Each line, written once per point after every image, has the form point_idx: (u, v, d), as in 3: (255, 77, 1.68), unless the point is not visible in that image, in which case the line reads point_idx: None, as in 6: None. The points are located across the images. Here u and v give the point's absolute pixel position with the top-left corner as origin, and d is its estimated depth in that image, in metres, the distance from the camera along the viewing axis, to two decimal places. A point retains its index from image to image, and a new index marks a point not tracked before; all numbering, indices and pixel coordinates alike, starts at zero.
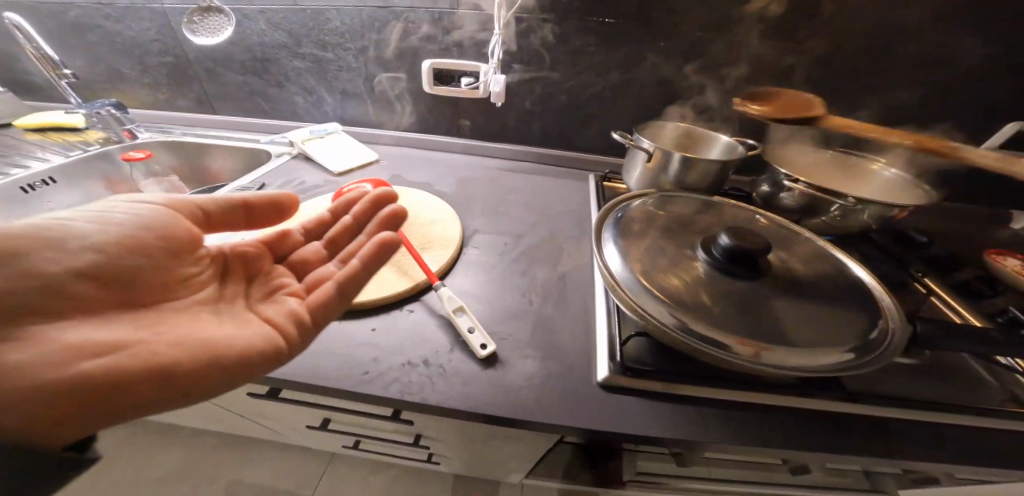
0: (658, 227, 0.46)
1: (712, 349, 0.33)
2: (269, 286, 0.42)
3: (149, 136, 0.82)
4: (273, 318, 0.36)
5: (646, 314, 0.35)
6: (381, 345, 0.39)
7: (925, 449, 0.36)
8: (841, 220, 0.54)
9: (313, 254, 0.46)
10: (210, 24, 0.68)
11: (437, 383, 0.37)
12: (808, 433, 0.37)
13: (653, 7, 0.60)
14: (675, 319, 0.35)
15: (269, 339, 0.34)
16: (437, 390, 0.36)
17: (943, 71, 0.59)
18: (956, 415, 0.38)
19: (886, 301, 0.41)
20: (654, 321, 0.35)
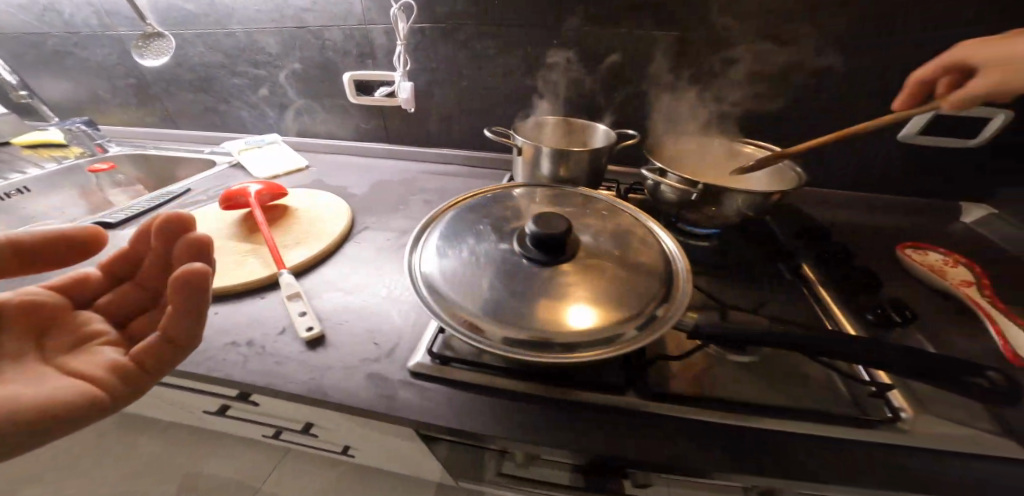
0: (490, 219, 0.46)
1: (505, 350, 0.33)
2: (74, 337, 0.36)
3: (119, 150, 0.91)
4: (86, 372, 0.31)
5: (447, 320, 0.35)
6: (214, 326, 0.42)
7: (729, 452, 0.34)
8: (718, 211, 0.53)
9: (126, 298, 0.41)
10: (156, 47, 0.77)
11: (251, 364, 0.39)
12: (603, 429, 0.36)
13: (537, 12, 0.63)
14: (473, 322, 0.35)
15: (75, 389, 0.29)
16: (246, 368, 0.38)
17: (835, 59, 0.57)
18: (776, 419, 0.35)
19: (683, 276, 0.41)
20: (455, 325, 0.35)
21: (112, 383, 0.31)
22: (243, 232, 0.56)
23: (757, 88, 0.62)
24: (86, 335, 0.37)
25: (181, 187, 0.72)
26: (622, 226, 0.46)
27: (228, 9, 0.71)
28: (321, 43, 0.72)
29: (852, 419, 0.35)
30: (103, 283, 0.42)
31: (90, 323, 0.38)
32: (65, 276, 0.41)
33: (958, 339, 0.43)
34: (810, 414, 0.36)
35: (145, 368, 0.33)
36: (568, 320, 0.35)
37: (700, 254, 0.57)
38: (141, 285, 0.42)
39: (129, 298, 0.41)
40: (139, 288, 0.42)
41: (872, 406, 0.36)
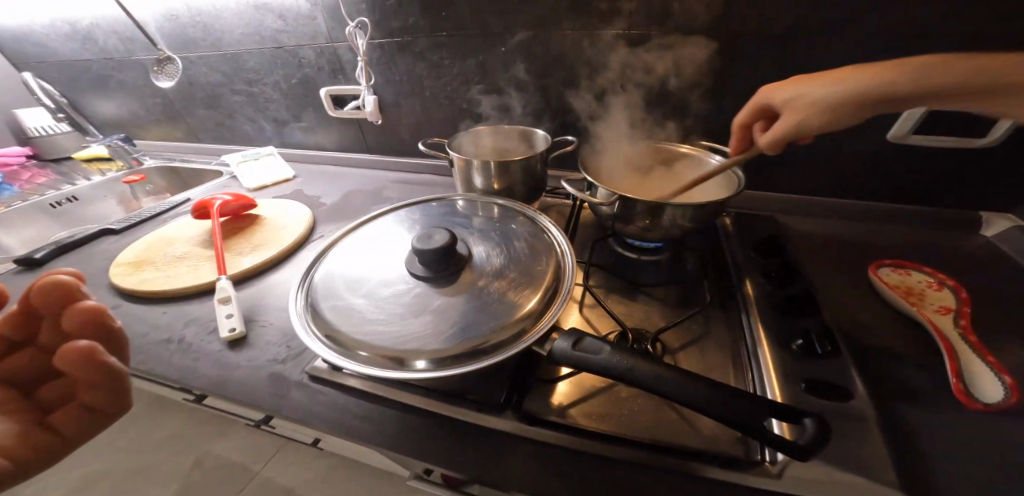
0: (398, 235, 0.48)
1: (358, 367, 0.34)
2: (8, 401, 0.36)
3: (152, 163, 1.05)
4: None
5: (314, 338, 0.37)
6: (159, 324, 0.50)
7: (583, 484, 0.33)
8: (654, 225, 0.50)
9: (23, 361, 0.38)
10: (167, 70, 0.90)
11: (176, 358, 0.46)
12: (466, 446, 0.37)
13: (481, 20, 0.63)
14: (339, 338, 0.36)
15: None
16: (170, 362, 0.45)
17: (797, 53, 0.51)
18: (645, 454, 0.34)
19: (565, 285, 0.40)
20: (321, 342, 0.36)
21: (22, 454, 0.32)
22: (212, 240, 0.63)
23: (715, 88, 0.58)
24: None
25: (183, 197, 0.82)
26: (523, 240, 0.46)
27: (220, 34, 0.79)
28: (298, 61, 0.78)
29: (726, 459, 0.33)
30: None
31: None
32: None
33: (905, 374, 0.38)
34: (682, 455, 0.34)
35: (58, 428, 0.35)
36: (428, 336, 0.35)
37: (642, 270, 0.54)
38: (42, 348, 0.39)
39: (31, 362, 0.38)
40: (43, 351, 0.39)
41: (755, 449, 0.34)
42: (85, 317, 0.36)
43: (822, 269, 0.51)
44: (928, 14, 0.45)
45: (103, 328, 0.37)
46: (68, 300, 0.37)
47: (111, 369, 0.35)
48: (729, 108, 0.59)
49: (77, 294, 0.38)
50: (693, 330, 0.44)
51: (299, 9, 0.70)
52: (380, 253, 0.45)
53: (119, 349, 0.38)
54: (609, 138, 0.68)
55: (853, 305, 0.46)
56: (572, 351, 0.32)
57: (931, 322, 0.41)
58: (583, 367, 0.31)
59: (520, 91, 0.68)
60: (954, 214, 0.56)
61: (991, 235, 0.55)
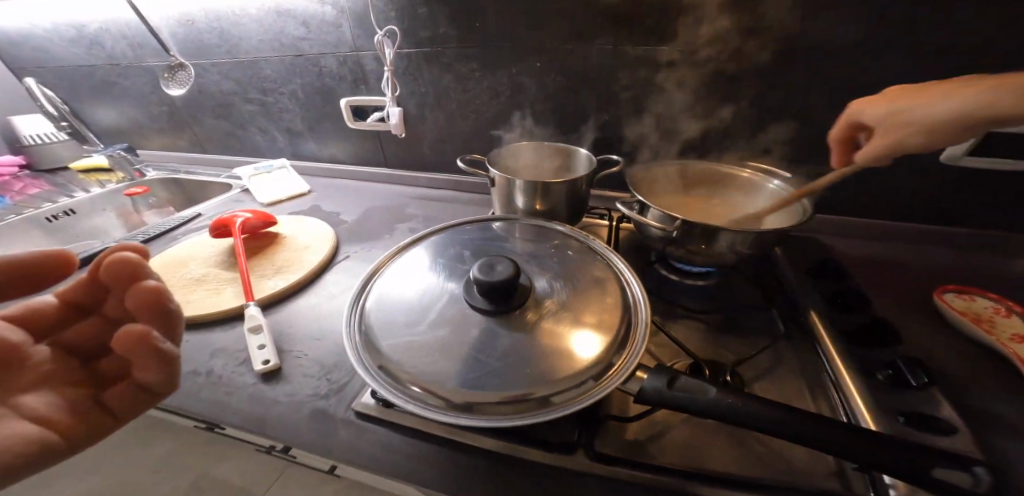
0: (447, 259, 0.46)
1: (434, 414, 0.31)
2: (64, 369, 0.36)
3: (155, 174, 1.00)
4: (46, 414, 0.31)
5: (378, 380, 0.34)
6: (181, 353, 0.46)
7: None
8: (709, 252, 0.48)
9: (86, 331, 0.39)
10: (179, 77, 0.87)
11: (205, 392, 0.42)
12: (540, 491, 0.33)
13: (518, 31, 0.61)
14: (406, 380, 0.34)
15: (35, 434, 0.29)
16: (198, 397, 0.41)
17: (850, 70, 0.50)
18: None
19: (636, 320, 0.38)
20: (386, 386, 0.34)
21: (71, 427, 0.31)
22: (232, 261, 0.59)
23: (761, 104, 0.56)
24: (44, 373, 0.35)
25: (192, 212, 0.77)
26: (582, 267, 0.44)
27: (238, 40, 0.76)
28: (318, 69, 0.74)
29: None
30: (61, 313, 0.40)
31: (45, 362, 0.36)
32: (21, 305, 0.39)
33: (1000, 409, 0.35)
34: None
35: (110, 408, 0.34)
36: (505, 378, 0.33)
37: (693, 295, 0.52)
38: (109, 319, 0.40)
39: (97, 334, 0.39)
40: (107, 322, 0.40)
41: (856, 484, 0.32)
42: (144, 297, 0.33)
43: (879, 295, 0.50)
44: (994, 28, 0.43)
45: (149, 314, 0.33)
46: (131, 279, 0.35)
47: (166, 353, 0.32)
48: (774, 124, 0.57)
49: (142, 271, 0.35)
50: (761, 360, 0.42)
51: (324, 16, 0.67)
52: (431, 279, 0.43)
53: (177, 337, 0.35)
54: (645, 155, 0.66)
55: (921, 332, 0.44)
56: (669, 391, 0.31)
57: (1011, 352, 0.39)
58: (683, 408, 0.30)
59: (554, 104, 0.66)
60: (1001, 237, 0.55)
61: None
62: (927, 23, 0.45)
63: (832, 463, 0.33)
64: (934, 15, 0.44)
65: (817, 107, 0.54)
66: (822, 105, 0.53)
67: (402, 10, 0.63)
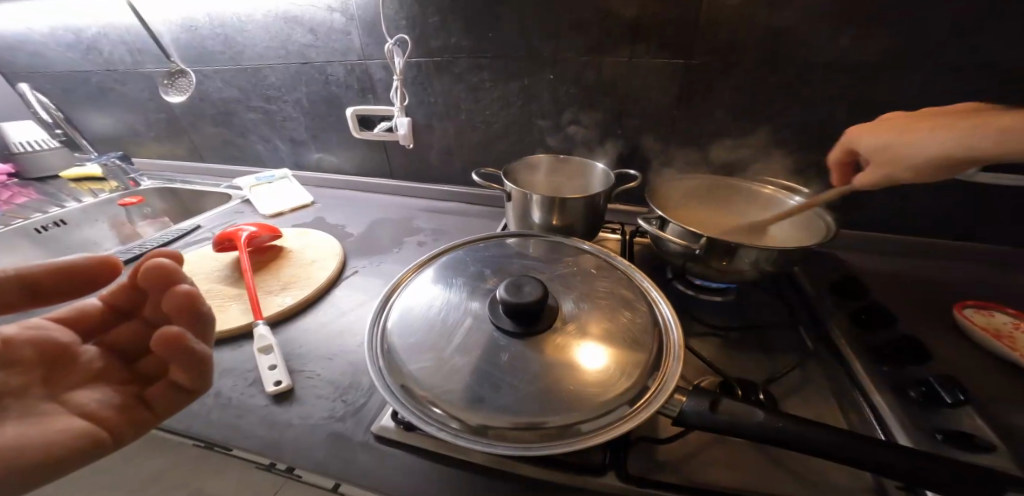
0: (466, 275, 0.44)
1: (466, 443, 0.30)
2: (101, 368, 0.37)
3: (150, 183, 0.97)
4: (91, 408, 0.33)
5: (405, 406, 0.32)
6: None
7: None
8: (729, 269, 0.48)
9: (129, 333, 0.40)
10: (179, 84, 0.85)
11: (214, 414, 0.40)
12: None
13: (531, 42, 0.60)
14: (435, 405, 0.33)
15: (81, 430, 0.31)
16: (207, 420, 0.39)
17: (865, 86, 0.51)
18: None
19: (666, 340, 0.38)
20: (414, 412, 0.32)
21: (115, 420, 0.33)
22: (236, 276, 0.57)
23: (775, 117, 0.56)
24: (95, 371, 0.37)
25: (191, 224, 0.75)
26: (606, 285, 0.43)
27: (242, 47, 0.75)
28: (325, 78, 0.73)
29: None
30: (104, 316, 0.41)
31: (94, 359, 0.38)
32: (71, 309, 0.41)
33: None
34: None
35: (149, 402, 0.35)
36: (538, 404, 0.32)
37: (712, 311, 0.51)
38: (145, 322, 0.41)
39: (137, 334, 0.40)
40: (145, 325, 0.41)
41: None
42: (179, 301, 0.35)
43: (898, 310, 0.50)
44: (1005, 45, 0.44)
45: (184, 318, 0.35)
46: (167, 285, 0.37)
47: (197, 354, 0.34)
48: (787, 137, 0.57)
49: (176, 277, 0.37)
50: (787, 378, 0.41)
51: (333, 24, 0.66)
52: (452, 297, 0.41)
53: (210, 338, 0.36)
54: (657, 168, 0.66)
55: (944, 348, 0.44)
56: (713, 414, 0.30)
57: None
58: (729, 431, 0.29)
59: (566, 116, 0.66)
60: (1009, 252, 0.56)
61: None
62: (928, 33, 0.46)
63: (872, 484, 0.32)
64: (948, 32, 0.45)
65: (831, 121, 0.54)
66: (835, 120, 0.54)
67: (414, 19, 0.62)
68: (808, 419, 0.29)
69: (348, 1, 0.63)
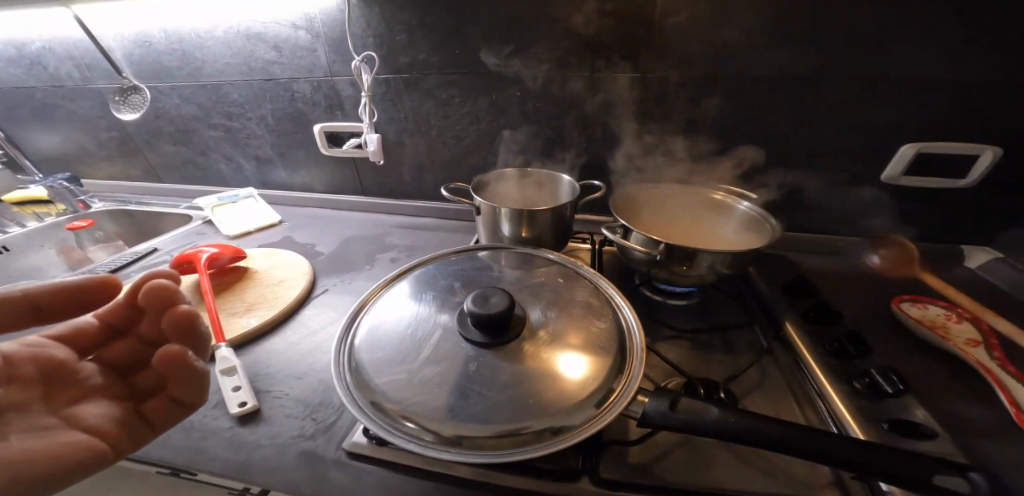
0: (437, 289, 0.45)
1: (437, 453, 0.30)
2: (93, 386, 0.39)
3: (102, 206, 0.92)
4: (92, 424, 0.35)
5: (375, 420, 0.32)
6: None
7: None
8: (691, 273, 0.50)
9: (123, 350, 0.43)
10: (132, 100, 0.81)
11: (175, 439, 0.38)
12: None
13: (498, 57, 0.62)
14: (405, 418, 0.33)
15: (81, 444, 0.32)
16: (167, 445, 0.37)
17: (804, 97, 0.55)
18: None
19: (632, 343, 0.39)
20: (384, 426, 0.32)
21: (114, 434, 0.34)
22: (197, 299, 0.55)
23: (727, 127, 0.60)
24: (93, 388, 0.39)
25: (148, 247, 0.72)
26: (573, 294, 0.44)
27: (201, 63, 0.73)
28: (290, 95, 0.73)
29: None
30: (99, 334, 0.44)
31: (93, 377, 0.40)
32: (65, 327, 0.43)
33: (963, 407, 0.38)
34: None
35: (147, 417, 0.36)
36: (509, 411, 0.32)
37: (678, 315, 0.53)
38: (142, 339, 0.43)
39: (134, 350, 0.43)
40: (140, 342, 0.43)
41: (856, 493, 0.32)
42: (180, 319, 0.38)
43: (845, 305, 0.53)
44: (919, 59, 0.50)
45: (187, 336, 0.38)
46: (165, 303, 0.39)
47: (197, 369, 0.36)
48: (738, 147, 0.62)
49: (175, 296, 0.40)
50: (747, 375, 0.43)
51: (298, 41, 0.66)
52: (422, 311, 0.41)
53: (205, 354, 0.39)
54: (623, 178, 0.69)
55: (884, 338, 0.48)
56: (673, 413, 0.31)
57: (966, 354, 0.43)
58: (690, 429, 0.30)
59: (533, 130, 0.68)
60: (940, 248, 0.62)
61: (973, 266, 0.61)
62: (858, 51, 0.51)
63: (825, 471, 0.34)
64: (871, 49, 0.50)
65: (776, 132, 0.59)
66: (780, 128, 0.58)
67: (381, 36, 0.63)
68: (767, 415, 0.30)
69: (313, 19, 0.64)
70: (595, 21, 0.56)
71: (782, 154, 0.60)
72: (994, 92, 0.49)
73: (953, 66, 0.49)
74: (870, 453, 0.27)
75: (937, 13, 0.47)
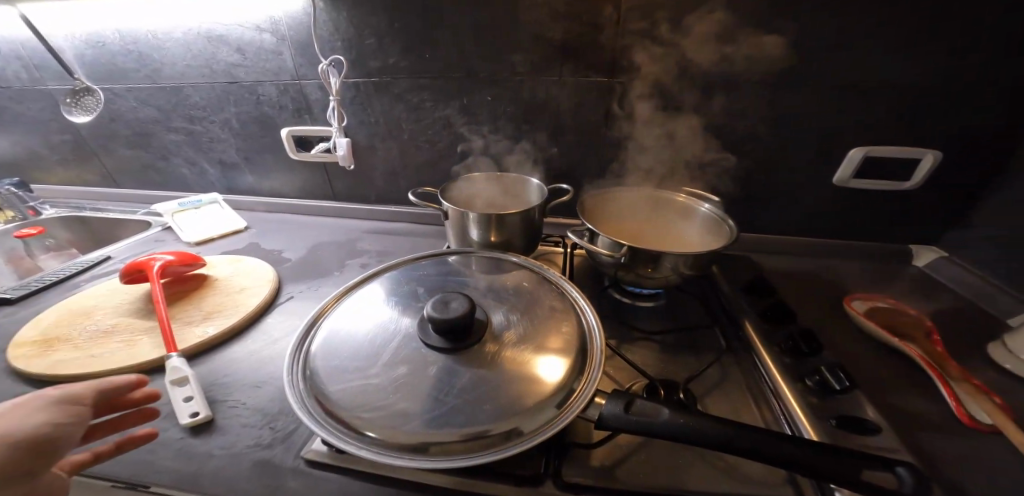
0: (401, 295, 0.44)
1: (392, 459, 0.30)
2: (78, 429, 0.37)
3: (54, 212, 0.87)
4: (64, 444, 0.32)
5: (329, 427, 0.32)
6: None
7: None
8: (655, 275, 0.51)
9: None
10: (85, 102, 0.78)
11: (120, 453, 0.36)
12: None
13: (467, 62, 0.62)
14: (361, 425, 0.32)
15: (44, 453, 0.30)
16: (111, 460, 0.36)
17: (761, 104, 0.58)
18: None
19: (594, 344, 0.39)
20: (337, 433, 0.31)
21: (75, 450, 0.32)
22: (150, 308, 0.53)
23: (691, 132, 0.62)
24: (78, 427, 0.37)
25: (101, 254, 0.69)
26: (538, 297, 0.44)
27: (160, 64, 0.71)
28: (256, 98, 0.71)
29: None
30: None
31: None
32: None
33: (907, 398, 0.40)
34: None
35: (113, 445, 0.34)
36: (466, 414, 0.32)
37: (644, 316, 0.54)
38: None
39: None
40: None
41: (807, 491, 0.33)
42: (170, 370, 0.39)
43: (803, 303, 0.55)
44: (864, 69, 0.52)
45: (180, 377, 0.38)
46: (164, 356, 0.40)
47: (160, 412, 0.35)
48: (702, 151, 0.63)
49: None
50: (707, 374, 0.44)
51: (263, 43, 0.65)
52: (384, 317, 0.41)
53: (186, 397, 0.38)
54: (593, 182, 0.70)
55: (837, 334, 0.50)
56: (627, 414, 0.31)
57: (909, 349, 0.44)
58: (645, 431, 0.30)
59: (504, 134, 0.68)
60: (890, 248, 0.65)
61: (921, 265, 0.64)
62: (808, 60, 0.53)
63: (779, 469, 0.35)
64: (819, 59, 0.53)
65: (736, 137, 0.61)
66: (740, 133, 0.61)
67: (349, 40, 0.63)
68: (721, 420, 0.30)
69: (278, 22, 0.62)
70: (561, 28, 0.57)
71: (744, 158, 0.63)
72: (931, 103, 0.53)
73: (894, 76, 0.52)
74: (819, 454, 0.28)
75: (878, 27, 0.50)
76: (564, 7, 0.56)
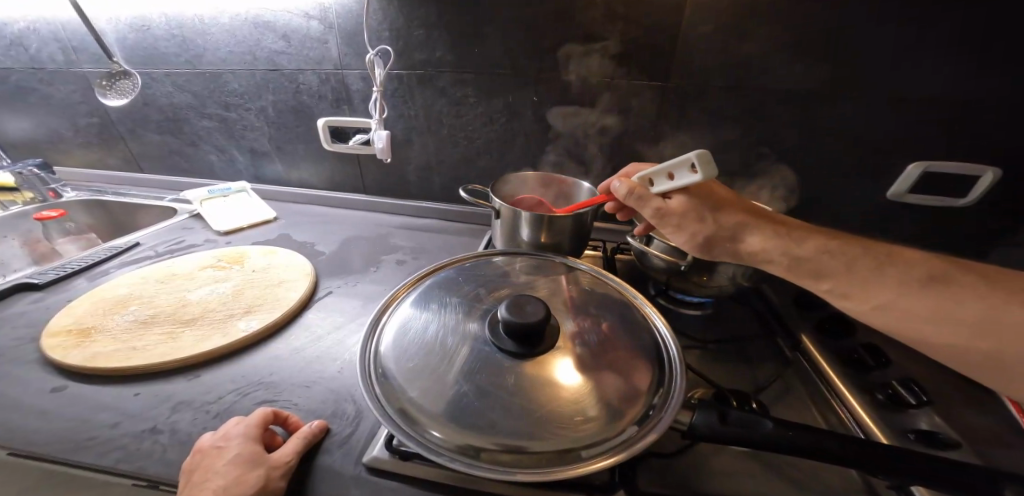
0: (462, 294, 0.43)
1: (479, 471, 0.28)
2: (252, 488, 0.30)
3: (75, 195, 0.85)
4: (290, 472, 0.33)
5: (408, 433, 0.31)
6: (132, 409, 0.38)
7: None
8: (711, 284, 0.50)
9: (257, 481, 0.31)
10: (120, 86, 0.76)
11: (172, 452, 0.35)
12: None
13: (518, 58, 0.61)
14: (440, 433, 0.31)
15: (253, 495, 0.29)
16: (162, 459, 0.34)
17: (816, 114, 0.57)
18: None
19: (665, 354, 0.39)
20: (418, 441, 0.30)
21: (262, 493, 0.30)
22: (191, 301, 0.51)
23: (742, 138, 0.61)
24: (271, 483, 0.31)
25: (130, 241, 0.67)
26: (603, 302, 0.43)
27: (200, 50, 0.69)
28: (295, 86, 0.69)
29: None
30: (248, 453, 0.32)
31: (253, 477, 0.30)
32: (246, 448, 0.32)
33: (978, 421, 0.39)
34: None
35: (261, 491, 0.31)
36: (547, 426, 0.31)
37: (693, 324, 0.53)
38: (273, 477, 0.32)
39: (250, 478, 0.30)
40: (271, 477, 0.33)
41: None
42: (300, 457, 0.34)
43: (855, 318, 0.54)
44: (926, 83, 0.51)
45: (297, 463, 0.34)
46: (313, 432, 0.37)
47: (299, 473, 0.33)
48: (751, 160, 0.62)
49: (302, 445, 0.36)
50: (771, 387, 0.43)
51: (310, 31, 0.63)
52: (448, 319, 0.39)
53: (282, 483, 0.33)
54: None
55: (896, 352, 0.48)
56: (721, 427, 0.31)
57: None
58: (743, 444, 0.30)
59: (548, 135, 0.67)
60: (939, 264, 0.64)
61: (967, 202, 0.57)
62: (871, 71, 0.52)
63: (850, 474, 0.35)
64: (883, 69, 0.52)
65: (787, 145, 0.60)
66: (791, 142, 0.60)
67: (398, 31, 0.61)
68: (816, 427, 0.30)
69: (328, 9, 0.61)
70: (617, 28, 0.56)
71: (790, 167, 0.62)
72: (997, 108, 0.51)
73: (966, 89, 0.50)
74: (918, 467, 0.28)
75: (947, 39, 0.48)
76: (622, 5, 0.55)
